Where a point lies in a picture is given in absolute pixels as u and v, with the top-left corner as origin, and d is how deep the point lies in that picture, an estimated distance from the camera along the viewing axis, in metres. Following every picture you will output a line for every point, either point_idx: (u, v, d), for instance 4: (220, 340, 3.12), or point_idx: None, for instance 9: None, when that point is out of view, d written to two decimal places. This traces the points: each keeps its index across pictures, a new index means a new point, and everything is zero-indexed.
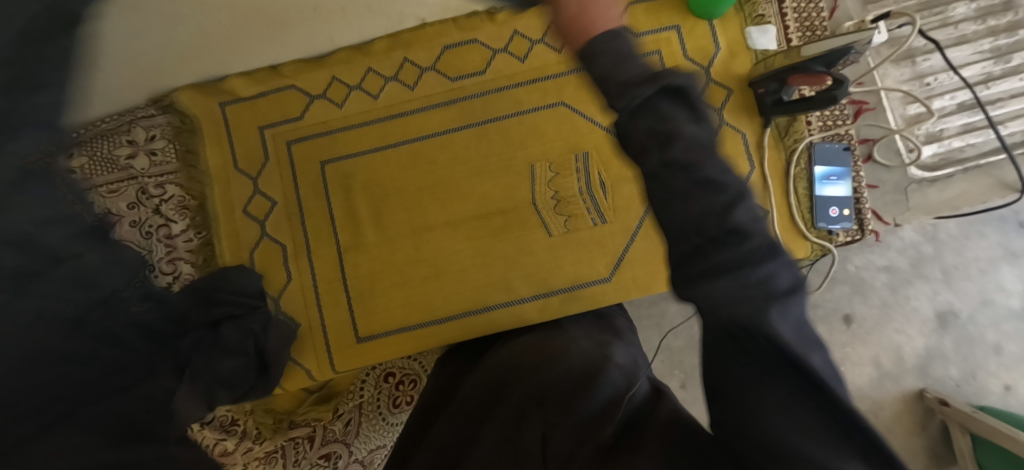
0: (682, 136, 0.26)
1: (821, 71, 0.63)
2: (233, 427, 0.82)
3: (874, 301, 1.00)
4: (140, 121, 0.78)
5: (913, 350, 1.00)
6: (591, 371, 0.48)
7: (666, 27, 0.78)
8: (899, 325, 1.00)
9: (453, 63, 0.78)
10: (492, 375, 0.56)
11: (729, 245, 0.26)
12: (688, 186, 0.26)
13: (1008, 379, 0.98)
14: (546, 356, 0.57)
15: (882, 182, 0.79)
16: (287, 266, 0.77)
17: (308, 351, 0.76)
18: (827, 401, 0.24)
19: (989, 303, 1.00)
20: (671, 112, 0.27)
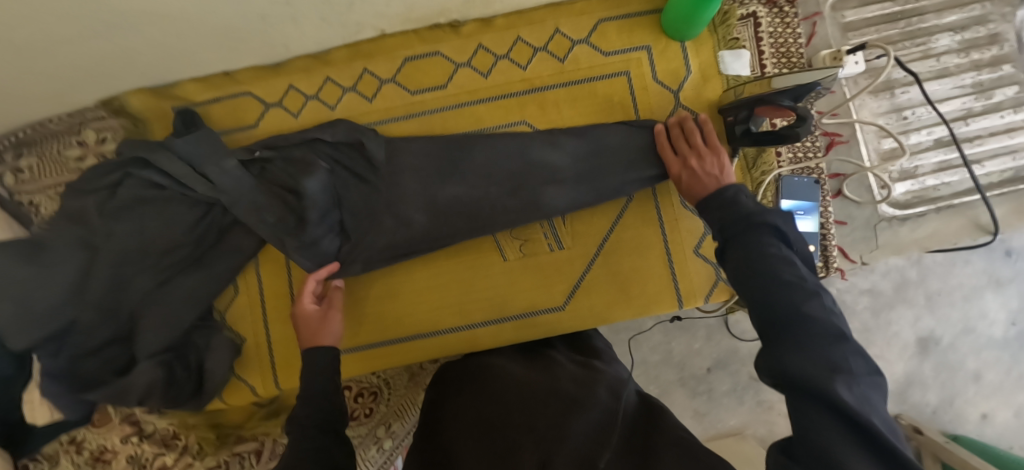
0: (783, 257, 0.43)
1: (788, 105, 0.61)
2: (172, 442, 0.75)
3: (856, 325, 0.99)
4: (92, 123, 0.78)
5: (894, 376, 1.00)
6: (580, 397, 0.50)
7: (636, 47, 0.75)
8: (879, 349, 1.00)
9: (415, 77, 0.75)
10: (479, 398, 0.56)
11: (808, 324, 0.37)
12: (765, 288, 0.41)
13: (985, 407, 0.99)
14: (539, 375, 0.58)
15: (851, 218, 0.76)
16: (234, 280, 0.75)
17: (253, 367, 0.75)
18: (887, 458, 0.31)
19: (972, 332, 0.99)
20: (766, 235, 0.45)
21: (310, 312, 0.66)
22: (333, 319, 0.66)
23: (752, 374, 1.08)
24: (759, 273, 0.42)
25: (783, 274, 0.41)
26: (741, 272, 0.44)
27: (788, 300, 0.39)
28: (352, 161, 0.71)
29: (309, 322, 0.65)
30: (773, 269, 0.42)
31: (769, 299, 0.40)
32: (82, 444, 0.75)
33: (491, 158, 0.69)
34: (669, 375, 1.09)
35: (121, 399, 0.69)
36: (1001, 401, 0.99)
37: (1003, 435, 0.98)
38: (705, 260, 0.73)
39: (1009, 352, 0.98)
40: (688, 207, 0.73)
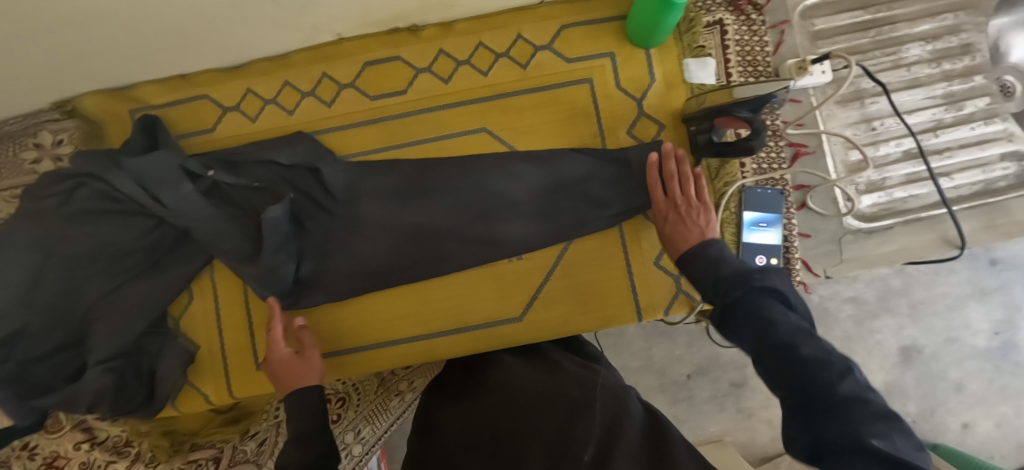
0: (797, 329, 0.40)
1: (745, 117, 0.60)
2: (125, 449, 0.74)
3: (837, 334, 0.98)
4: (47, 125, 0.77)
5: (875, 384, 0.98)
6: (581, 397, 0.48)
7: (600, 54, 0.74)
8: (861, 358, 0.99)
9: (374, 81, 0.74)
10: (482, 409, 0.52)
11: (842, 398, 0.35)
12: (784, 361, 0.39)
13: (967, 418, 0.97)
14: (538, 378, 0.56)
15: (816, 231, 0.74)
16: (187, 287, 0.74)
17: (207, 374, 0.74)
18: None
19: (955, 341, 0.98)
20: (780, 306, 0.43)
21: (286, 357, 0.65)
22: (313, 357, 0.66)
23: (733, 381, 1.06)
24: (777, 345, 0.40)
25: (803, 348, 0.39)
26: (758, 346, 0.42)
27: (813, 368, 0.37)
28: (308, 185, 0.71)
29: (287, 366, 0.64)
30: (793, 338, 0.39)
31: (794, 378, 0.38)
32: (34, 450, 0.74)
33: (457, 188, 0.71)
34: (649, 382, 1.07)
35: (72, 405, 0.68)
36: (983, 411, 0.98)
37: (984, 445, 0.97)
38: (665, 272, 0.72)
39: (992, 363, 0.97)
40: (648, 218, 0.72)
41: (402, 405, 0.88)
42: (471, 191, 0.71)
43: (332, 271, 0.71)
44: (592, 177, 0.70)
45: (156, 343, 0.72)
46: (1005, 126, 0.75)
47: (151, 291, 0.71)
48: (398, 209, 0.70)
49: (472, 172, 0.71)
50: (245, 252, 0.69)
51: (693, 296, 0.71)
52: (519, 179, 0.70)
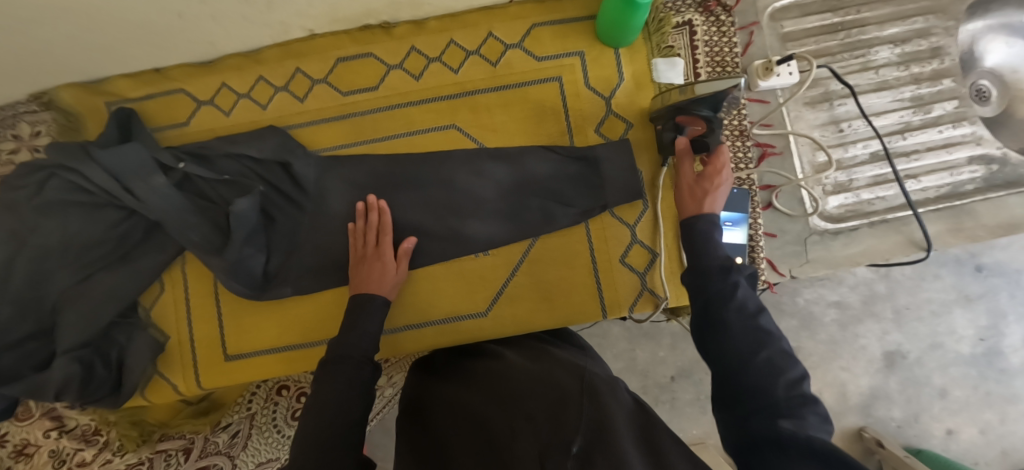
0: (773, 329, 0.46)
1: (705, 114, 0.61)
2: (94, 437, 0.75)
3: (821, 337, 0.98)
4: (25, 117, 0.78)
5: (859, 389, 0.98)
6: (570, 384, 0.45)
7: (570, 53, 0.74)
8: (845, 362, 0.98)
9: (347, 77, 0.75)
10: (475, 398, 0.49)
11: (794, 397, 0.40)
12: (753, 352, 0.43)
13: (950, 424, 0.97)
14: (531, 367, 0.53)
15: (782, 232, 0.74)
16: (158, 278, 0.75)
17: (176, 365, 0.74)
18: None
19: (939, 347, 0.98)
20: (761, 302, 0.47)
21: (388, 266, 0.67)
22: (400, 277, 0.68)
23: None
24: (760, 333, 0.44)
25: (778, 345, 0.44)
26: (733, 334, 0.45)
27: (777, 366, 0.42)
28: (278, 179, 0.72)
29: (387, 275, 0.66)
30: (770, 334, 0.45)
31: (761, 371, 0.42)
32: (5, 437, 0.74)
33: (426, 187, 0.72)
34: (631, 383, 1.07)
35: (40, 392, 0.69)
36: (966, 417, 0.97)
37: (968, 452, 0.97)
38: (631, 270, 0.72)
39: (976, 369, 0.97)
40: (614, 216, 0.72)
41: (380, 399, 0.90)
42: (437, 185, 0.72)
43: (298, 265, 0.72)
44: (557, 175, 0.71)
45: (122, 333, 0.73)
46: (973, 129, 0.76)
47: (120, 281, 0.71)
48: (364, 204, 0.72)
49: (442, 166, 0.73)
50: (214, 244, 0.70)
51: (657, 293, 0.72)
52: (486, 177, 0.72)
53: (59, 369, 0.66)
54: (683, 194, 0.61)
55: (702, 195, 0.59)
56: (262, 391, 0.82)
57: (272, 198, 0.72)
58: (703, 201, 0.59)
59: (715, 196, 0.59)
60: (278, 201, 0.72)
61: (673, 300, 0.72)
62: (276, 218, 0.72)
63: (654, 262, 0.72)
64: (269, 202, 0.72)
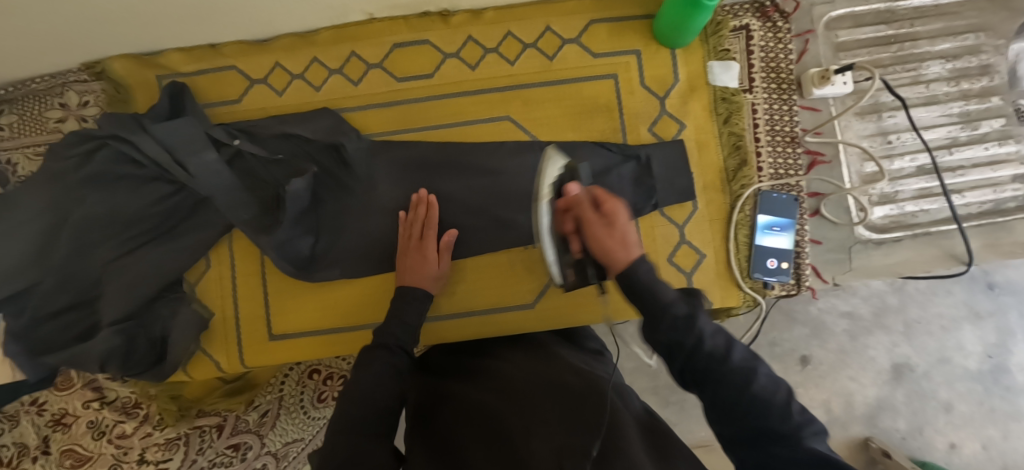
0: (749, 353, 0.39)
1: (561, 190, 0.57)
2: (134, 410, 0.75)
3: (830, 346, 0.99)
4: (74, 86, 0.77)
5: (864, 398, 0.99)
6: (583, 388, 0.44)
7: (625, 51, 0.75)
8: (852, 372, 0.99)
9: (401, 63, 0.75)
10: (484, 394, 0.48)
11: (795, 425, 0.36)
12: (739, 394, 0.37)
13: (953, 437, 0.98)
14: (539, 369, 0.52)
15: (826, 239, 0.75)
16: (205, 254, 0.74)
17: (218, 342, 0.74)
18: None
19: (947, 361, 0.99)
20: (727, 331, 0.39)
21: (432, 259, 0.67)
22: (444, 271, 0.69)
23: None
24: (738, 372, 0.37)
25: (758, 377, 0.37)
26: (703, 377, 0.38)
27: (763, 399, 0.37)
28: (331, 161, 0.71)
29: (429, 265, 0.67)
30: (751, 371, 0.37)
31: (748, 407, 0.37)
32: (44, 406, 0.74)
33: (476, 178, 0.72)
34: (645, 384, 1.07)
35: (81, 362, 0.68)
36: (970, 431, 0.98)
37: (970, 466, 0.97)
38: (677, 269, 0.73)
39: (982, 385, 0.98)
40: (664, 215, 0.73)
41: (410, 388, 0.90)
42: (487, 176, 0.72)
43: (342, 249, 0.72)
44: (610, 172, 0.71)
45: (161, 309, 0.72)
46: (1018, 148, 0.76)
47: (164, 256, 0.71)
48: (413, 191, 0.72)
49: (492, 155, 0.73)
50: (262, 224, 0.70)
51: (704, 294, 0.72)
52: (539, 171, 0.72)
53: (98, 340, 0.67)
54: (605, 246, 0.45)
55: (624, 237, 0.45)
56: (295, 373, 0.81)
57: (325, 181, 0.71)
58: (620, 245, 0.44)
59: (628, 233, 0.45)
60: (329, 184, 0.71)
61: (718, 301, 0.73)
62: (325, 201, 0.72)
63: (701, 263, 0.73)
64: (322, 185, 0.71)
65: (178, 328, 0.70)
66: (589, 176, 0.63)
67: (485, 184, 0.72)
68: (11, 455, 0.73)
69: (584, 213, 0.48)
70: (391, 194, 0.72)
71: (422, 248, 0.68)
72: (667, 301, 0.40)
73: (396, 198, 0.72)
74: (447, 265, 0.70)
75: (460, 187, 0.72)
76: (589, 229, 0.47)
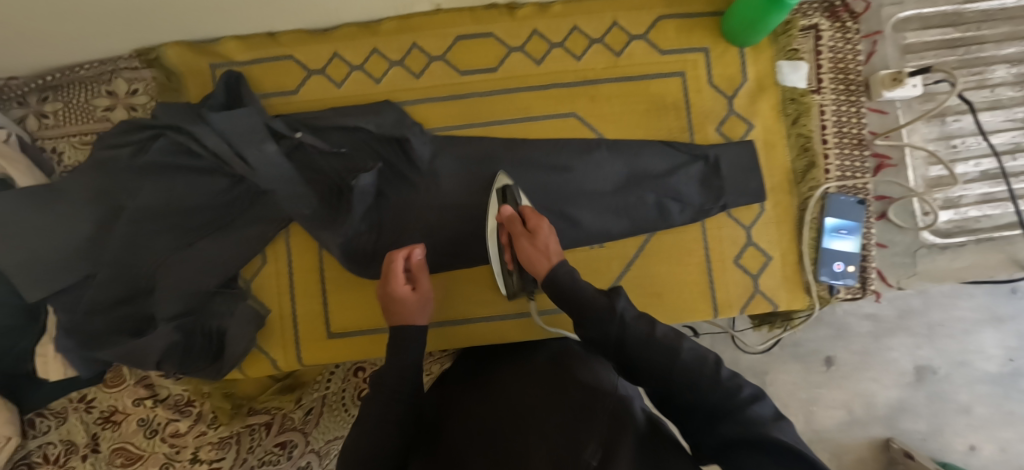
0: (675, 334, 0.45)
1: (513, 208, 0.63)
2: (187, 408, 0.74)
3: (855, 347, 0.93)
4: (123, 73, 0.75)
5: (882, 400, 0.93)
6: (582, 409, 0.44)
7: (693, 48, 0.73)
8: (874, 373, 0.94)
9: (465, 56, 0.73)
10: (487, 404, 0.49)
11: (723, 391, 0.40)
12: (667, 372, 0.42)
13: (973, 439, 0.91)
14: (540, 377, 0.51)
15: (892, 243, 0.75)
16: (261, 250, 0.72)
17: (275, 339, 0.73)
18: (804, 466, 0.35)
19: (965, 365, 0.93)
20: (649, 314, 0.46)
21: (407, 294, 0.59)
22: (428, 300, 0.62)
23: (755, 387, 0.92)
24: (663, 348, 0.43)
25: (682, 353, 0.42)
26: (642, 366, 0.43)
27: (693, 371, 0.41)
28: (394, 155, 0.69)
29: (406, 302, 0.58)
30: (675, 347, 0.43)
31: (681, 383, 0.41)
32: (92, 403, 0.73)
33: (540, 174, 0.71)
34: None
35: (135, 359, 0.66)
36: (988, 433, 0.92)
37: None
38: (743, 271, 0.72)
39: (1002, 388, 0.92)
40: (731, 216, 0.72)
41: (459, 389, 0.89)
42: (552, 173, 0.71)
43: (405, 247, 0.70)
44: (677, 172, 0.70)
45: (215, 306, 0.70)
46: None
47: (221, 250, 0.69)
48: (478, 187, 0.70)
49: (556, 151, 0.71)
50: (324, 219, 0.68)
51: (770, 297, 0.72)
52: (604, 168, 0.71)
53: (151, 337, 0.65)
54: (528, 255, 0.56)
55: (544, 247, 0.56)
56: (340, 372, 0.79)
57: (390, 176, 0.70)
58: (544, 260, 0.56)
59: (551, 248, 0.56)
60: (393, 179, 0.70)
61: (783, 304, 0.73)
62: (389, 196, 0.70)
63: (768, 266, 0.72)
64: (387, 180, 0.70)
65: (234, 324, 0.69)
66: (585, 202, 0.70)
67: (550, 181, 0.71)
68: (59, 452, 0.72)
69: (515, 230, 0.59)
70: (456, 190, 0.70)
71: (393, 295, 0.59)
72: (594, 300, 0.48)
73: (460, 193, 0.70)
74: (429, 296, 0.61)
75: (525, 183, 0.71)
76: (517, 241, 0.58)
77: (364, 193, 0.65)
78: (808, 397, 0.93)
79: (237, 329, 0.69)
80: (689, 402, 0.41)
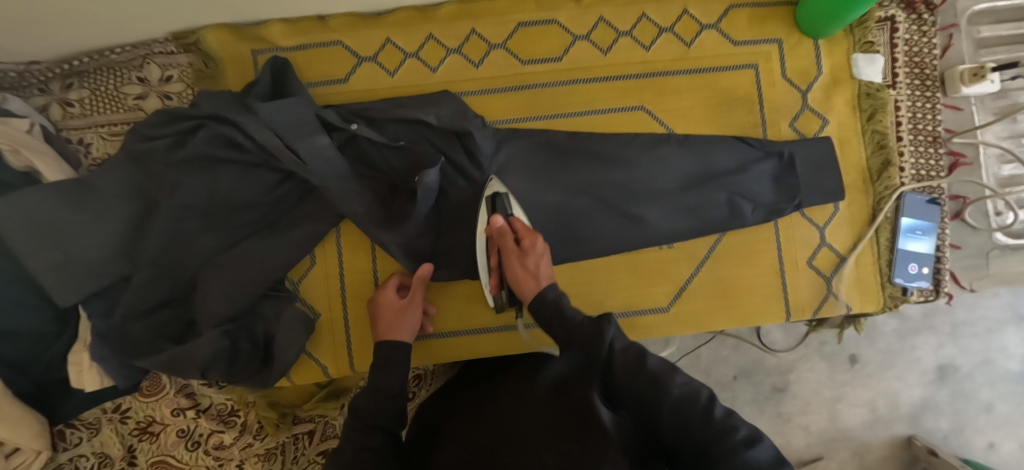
0: (664, 365, 0.41)
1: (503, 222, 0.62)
2: (231, 418, 0.69)
3: (879, 346, 0.89)
4: (156, 58, 0.69)
5: (906, 399, 0.88)
6: (585, 436, 0.38)
7: (767, 40, 0.70)
8: (898, 372, 0.89)
9: (527, 45, 0.69)
10: (481, 421, 0.46)
11: (711, 430, 0.37)
12: (655, 405, 0.39)
13: (993, 436, 0.88)
14: (540, 403, 0.45)
15: (965, 244, 0.73)
16: (311, 249, 0.67)
17: (325, 345, 0.68)
18: None
19: (989, 363, 0.88)
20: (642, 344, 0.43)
21: (391, 304, 0.62)
22: (414, 314, 0.62)
23: (776, 386, 0.89)
24: (650, 378, 0.40)
25: (673, 389, 0.39)
26: (628, 398, 0.41)
27: (684, 409, 0.38)
28: (454, 150, 0.65)
29: (389, 312, 0.62)
30: (660, 381, 0.39)
31: (672, 423, 0.38)
32: (128, 413, 0.68)
33: (606, 170, 0.67)
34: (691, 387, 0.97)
35: (177, 369, 0.61)
36: (1010, 431, 0.88)
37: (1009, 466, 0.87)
38: (817, 274, 0.69)
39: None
40: (804, 216, 0.69)
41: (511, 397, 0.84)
42: (618, 168, 0.67)
43: (465, 247, 0.66)
44: (749, 169, 0.67)
45: (261, 311, 0.66)
46: None
47: (269, 251, 0.64)
48: (542, 184, 0.66)
49: (619, 142, 0.67)
50: (380, 218, 0.63)
51: (844, 300, 0.70)
52: (670, 164, 0.67)
53: (193, 346, 0.60)
54: (517, 275, 0.58)
55: (534, 268, 0.57)
56: None
57: (451, 173, 0.66)
58: (536, 276, 0.57)
59: (542, 267, 0.57)
60: (454, 176, 0.65)
61: (857, 307, 0.70)
62: (449, 193, 0.66)
63: (842, 267, 0.70)
64: (448, 177, 0.66)
65: (284, 330, 0.64)
66: (628, 193, 0.66)
67: (617, 178, 0.66)
68: (92, 465, 0.67)
69: (505, 245, 0.60)
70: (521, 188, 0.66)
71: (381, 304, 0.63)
72: (585, 326, 0.47)
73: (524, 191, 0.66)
74: (417, 318, 0.62)
75: (591, 179, 0.66)
76: (507, 258, 0.59)
77: (427, 191, 0.61)
78: (832, 397, 0.89)
79: (286, 334, 0.64)
80: (680, 439, 0.38)
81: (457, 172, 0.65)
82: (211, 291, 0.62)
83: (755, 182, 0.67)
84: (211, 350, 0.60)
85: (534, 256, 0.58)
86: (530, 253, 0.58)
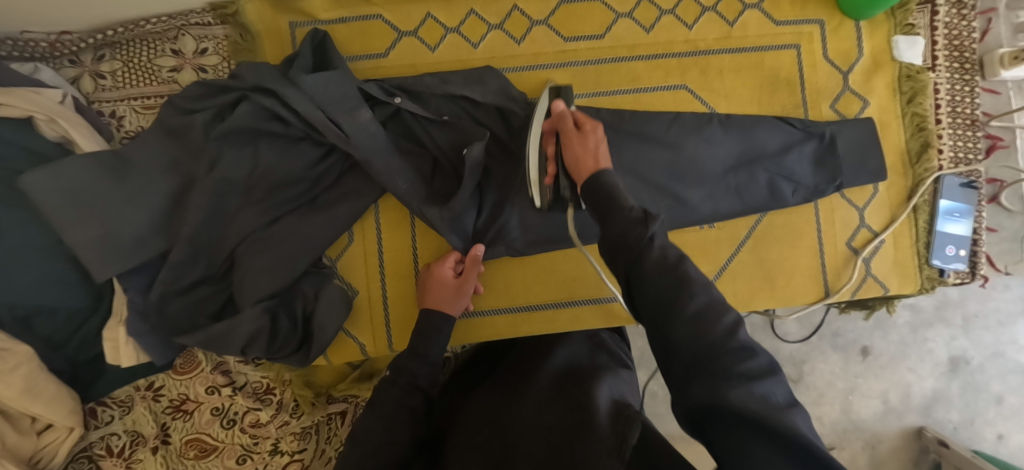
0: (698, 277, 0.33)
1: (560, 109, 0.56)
2: (267, 396, 0.69)
3: (893, 338, 0.89)
4: (192, 30, 0.68)
5: (917, 391, 0.89)
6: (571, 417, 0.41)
7: (809, 21, 0.69)
8: (910, 364, 0.89)
9: (570, 22, 0.68)
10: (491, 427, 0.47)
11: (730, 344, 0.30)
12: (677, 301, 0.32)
13: (1002, 428, 0.88)
14: (546, 399, 0.46)
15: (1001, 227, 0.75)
16: (350, 227, 0.66)
17: (363, 323, 0.68)
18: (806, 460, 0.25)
19: (1000, 356, 0.88)
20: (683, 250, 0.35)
21: (445, 282, 0.62)
22: (468, 294, 0.62)
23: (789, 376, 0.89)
24: (678, 281, 0.33)
25: (698, 293, 0.32)
26: (647, 301, 0.33)
27: (707, 310, 0.32)
28: (497, 127, 0.64)
29: (442, 288, 0.61)
30: (689, 275, 0.33)
31: (685, 329, 0.31)
32: (160, 391, 0.68)
33: (649, 150, 0.65)
34: None
35: (216, 346, 0.60)
36: (1020, 424, 0.88)
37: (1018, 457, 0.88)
38: (856, 255, 0.69)
39: None
40: (844, 197, 0.69)
41: None
42: (660, 147, 0.66)
43: (509, 224, 0.65)
44: (791, 150, 0.66)
45: (299, 289, 0.64)
46: None
47: (310, 228, 0.64)
48: None
49: (656, 121, 0.66)
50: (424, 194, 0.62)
51: (882, 281, 0.70)
52: (707, 144, 0.66)
53: (231, 324, 0.59)
54: (575, 153, 0.50)
55: (593, 147, 0.50)
56: None
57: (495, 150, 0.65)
58: (596, 156, 0.49)
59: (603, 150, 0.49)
60: (497, 152, 0.65)
61: (894, 289, 0.70)
62: (491, 170, 0.65)
63: (879, 248, 0.70)
64: (492, 154, 0.65)
65: (324, 307, 0.63)
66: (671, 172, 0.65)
67: (660, 158, 0.65)
68: (124, 444, 0.66)
69: (564, 127, 0.53)
70: None
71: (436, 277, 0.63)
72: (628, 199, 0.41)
73: None
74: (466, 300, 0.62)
75: (635, 159, 0.65)
76: (564, 139, 0.52)
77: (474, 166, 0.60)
78: (845, 388, 0.89)
79: (326, 312, 0.63)
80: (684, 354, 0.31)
81: (501, 148, 0.65)
82: (252, 267, 0.61)
83: (796, 163, 0.66)
84: (252, 330, 0.59)
85: (593, 138, 0.51)
86: (590, 134, 0.51)
